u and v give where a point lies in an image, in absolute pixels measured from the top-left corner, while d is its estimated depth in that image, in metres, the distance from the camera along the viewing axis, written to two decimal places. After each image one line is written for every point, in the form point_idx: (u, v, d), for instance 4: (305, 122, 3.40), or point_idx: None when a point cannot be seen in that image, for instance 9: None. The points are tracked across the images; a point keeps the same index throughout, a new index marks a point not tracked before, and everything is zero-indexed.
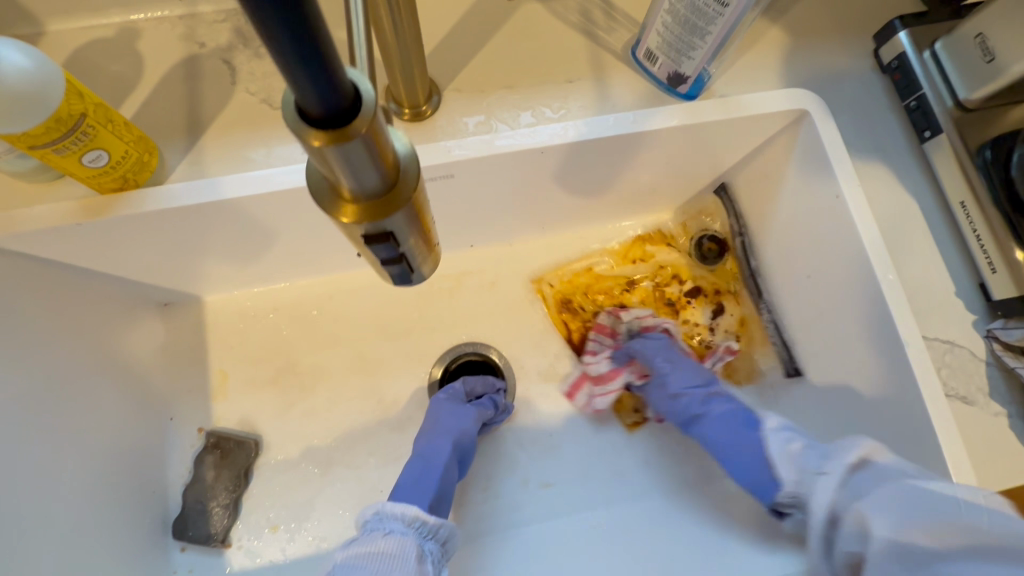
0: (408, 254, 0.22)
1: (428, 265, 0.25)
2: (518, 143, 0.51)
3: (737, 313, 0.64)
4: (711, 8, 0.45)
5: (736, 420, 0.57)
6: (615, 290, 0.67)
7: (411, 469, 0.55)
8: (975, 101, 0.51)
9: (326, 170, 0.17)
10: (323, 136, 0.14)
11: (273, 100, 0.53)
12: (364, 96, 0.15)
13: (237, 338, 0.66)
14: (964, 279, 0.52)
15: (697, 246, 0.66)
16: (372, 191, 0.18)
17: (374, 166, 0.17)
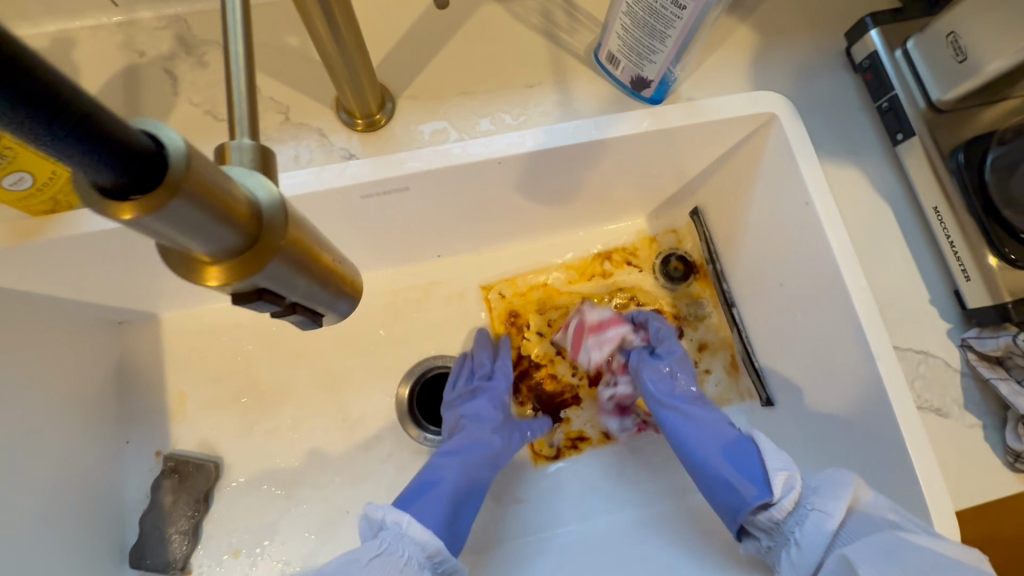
0: (301, 302, 0.21)
1: (339, 303, 0.24)
2: (474, 154, 0.49)
3: (696, 338, 0.64)
4: (669, 10, 0.43)
5: (734, 431, 0.57)
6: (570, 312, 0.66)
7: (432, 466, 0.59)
8: (948, 102, 0.49)
9: (162, 240, 0.15)
10: (135, 206, 0.14)
11: (218, 111, 0.50)
12: (172, 151, 0.14)
13: (196, 357, 0.63)
14: (939, 286, 0.50)
15: (662, 264, 0.66)
16: (229, 247, 0.17)
17: (217, 222, 0.16)
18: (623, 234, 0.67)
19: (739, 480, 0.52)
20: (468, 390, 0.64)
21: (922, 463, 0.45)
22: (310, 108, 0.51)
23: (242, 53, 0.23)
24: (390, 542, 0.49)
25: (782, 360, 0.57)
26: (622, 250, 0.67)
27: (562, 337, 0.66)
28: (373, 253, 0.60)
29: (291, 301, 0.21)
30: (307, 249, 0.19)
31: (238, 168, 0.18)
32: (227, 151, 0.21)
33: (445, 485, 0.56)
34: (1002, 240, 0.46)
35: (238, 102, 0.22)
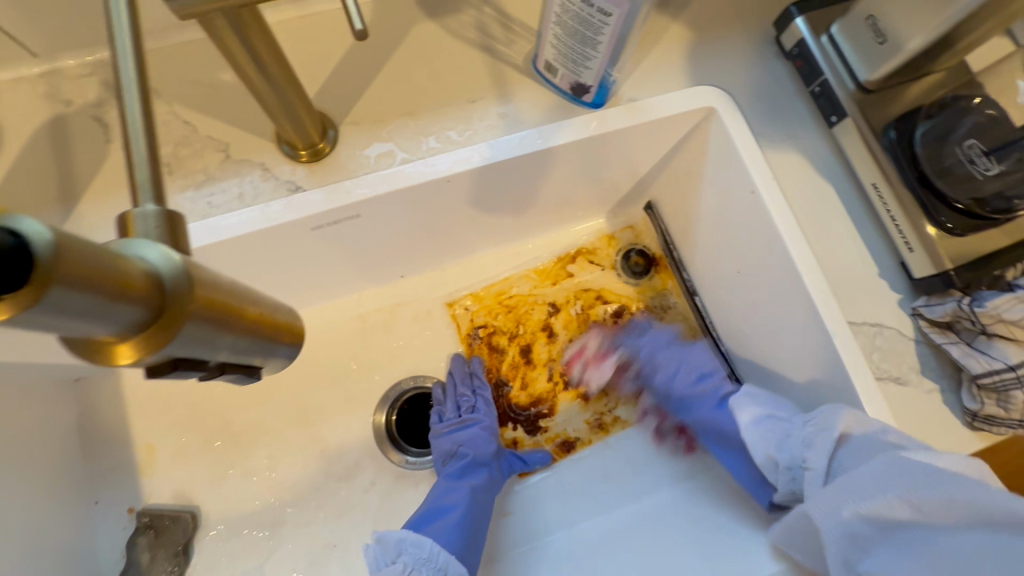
0: (229, 361, 0.21)
1: (278, 350, 0.24)
2: (423, 174, 0.49)
3: (663, 329, 0.66)
4: (596, 18, 0.43)
5: (716, 410, 0.60)
6: (538, 315, 0.67)
7: (437, 496, 0.58)
8: (875, 82, 0.51)
9: (57, 330, 0.15)
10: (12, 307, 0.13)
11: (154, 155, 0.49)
12: (33, 243, 0.13)
13: (161, 406, 0.62)
14: (886, 259, 0.52)
15: (623, 260, 0.68)
16: (133, 322, 0.16)
17: (112, 301, 0.15)
18: (583, 234, 0.68)
19: (728, 465, 0.57)
20: (460, 419, 0.63)
21: None
22: (249, 143, 0.50)
23: (137, 123, 0.23)
24: (412, 565, 0.51)
25: (746, 344, 0.59)
26: (583, 250, 0.68)
27: (531, 342, 0.66)
28: (334, 283, 0.59)
29: (219, 361, 0.21)
30: (225, 309, 0.19)
31: (132, 238, 0.18)
32: (132, 226, 0.21)
33: (455, 512, 0.56)
34: (939, 212, 0.48)
35: (136, 171, 0.22)
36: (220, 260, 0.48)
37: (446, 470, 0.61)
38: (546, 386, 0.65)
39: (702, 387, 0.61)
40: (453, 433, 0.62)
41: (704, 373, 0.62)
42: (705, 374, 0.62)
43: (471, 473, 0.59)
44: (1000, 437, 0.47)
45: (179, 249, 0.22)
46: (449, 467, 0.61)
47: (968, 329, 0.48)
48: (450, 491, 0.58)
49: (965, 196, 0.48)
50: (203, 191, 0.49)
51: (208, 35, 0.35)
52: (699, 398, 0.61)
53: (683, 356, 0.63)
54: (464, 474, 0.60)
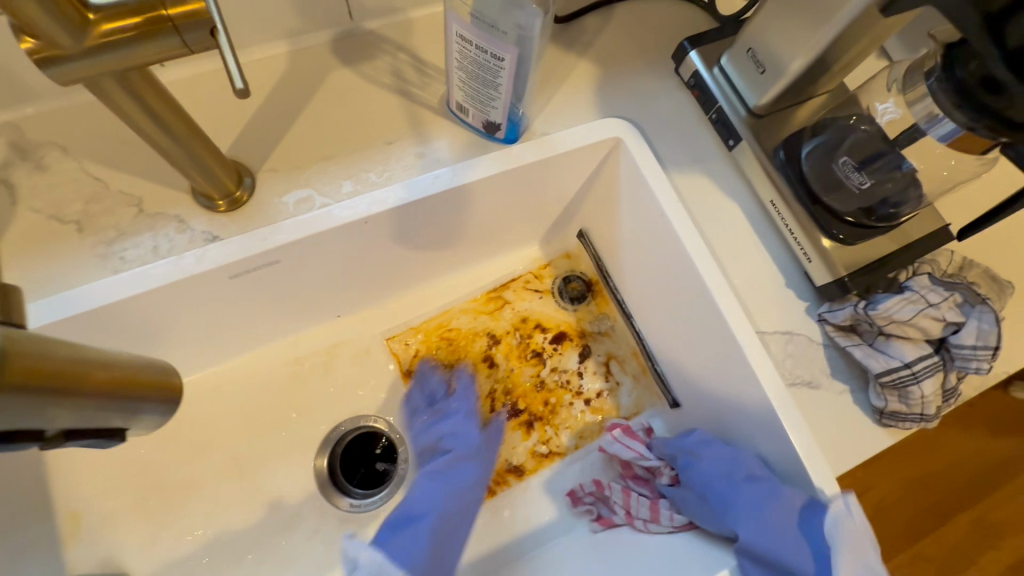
0: (72, 427, 0.23)
1: (139, 410, 0.26)
2: (339, 218, 0.50)
3: (603, 353, 0.67)
4: (491, 63, 0.45)
5: (790, 544, 0.44)
6: (478, 346, 0.67)
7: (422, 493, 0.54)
8: (764, 106, 0.55)
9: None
10: None
11: (65, 215, 0.49)
12: None
13: (85, 470, 0.58)
14: (791, 271, 0.55)
15: (560, 288, 0.69)
16: None
17: None
18: (519, 264, 0.70)
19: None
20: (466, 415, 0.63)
21: (801, 441, 0.48)
22: (164, 196, 0.50)
23: None
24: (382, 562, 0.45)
25: (676, 361, 0.60)
26: (520, 279, 0.69)
27: (473, 373, 0.66)
28: (265, 328, 0.59)
29: (65, 428, 0.23)
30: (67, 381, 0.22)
31: None
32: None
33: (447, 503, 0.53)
34: (833, 225, 0.52)
35: None
36: (135, 314, 0.48)
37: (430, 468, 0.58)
38: (489, 417, 0.65)
39: (773, 538, 0.44)
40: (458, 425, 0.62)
41: (743, 483, 0.48)
42: (733, 471, 0.49)
43: (462, 465, 0.58)
44: (906, 431, 0.50)
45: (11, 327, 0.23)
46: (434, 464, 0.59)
47: (869, 330, 0.51)
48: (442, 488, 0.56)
49: (853, 209, 0.52)
50: (117, 246, 0.48)
51: (105, 104, 0.36)
52: (777, 511, 0.45)
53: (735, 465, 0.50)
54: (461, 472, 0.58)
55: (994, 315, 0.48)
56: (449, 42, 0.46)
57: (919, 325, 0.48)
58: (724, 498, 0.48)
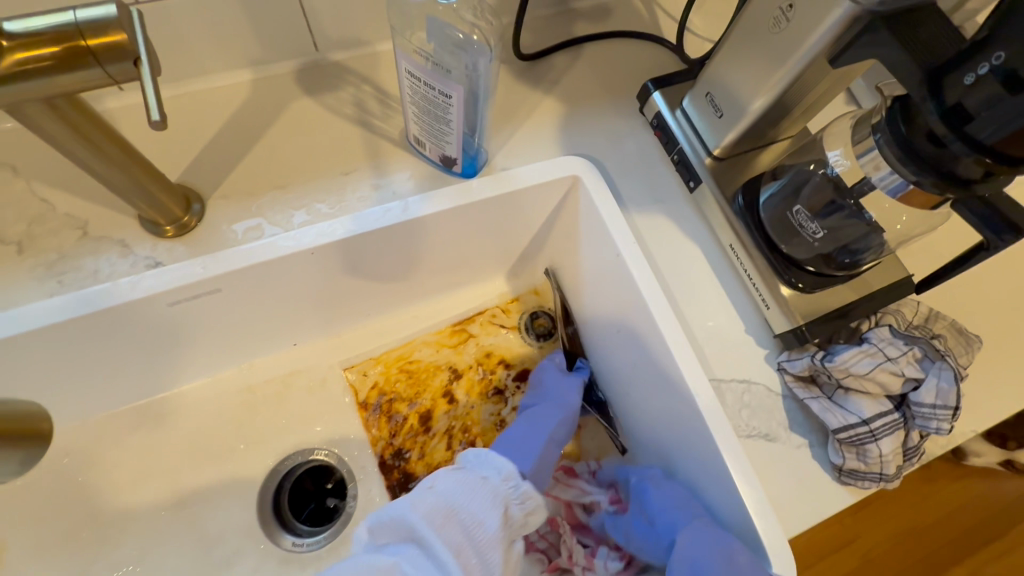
0: None
1: None
2: (287, 248, 0.49)
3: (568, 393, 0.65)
4: (440, 100, 0.45)
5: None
6: (435, 381, 0.65)
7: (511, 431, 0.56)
8: (724, 150, 0.54)
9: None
10: None
11: (7, 235, 0.48)
12: None
13: (19, 495, 0.56)
14: (751, 317, 0.54)
15: (527, 323, 0.68)
16: None
17: None
18: (485, 297, 0.68)
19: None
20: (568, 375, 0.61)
21: (755, 501, 0.45)
22: (110, 219, 0.50)
23: None
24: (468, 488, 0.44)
25: (634, 405, 0.58)
26: (485, 313, 0.68)
27: (433, 410, 0.64)
28: (214, 355, 0.58)
29: None
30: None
31: None
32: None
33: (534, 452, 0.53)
34: (792, 273, 0.51)
35: None
36: (67, 339, 0.47)
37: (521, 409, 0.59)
38: (445, 456, 0.62)
39: None
40: (560, 381, 0.61)
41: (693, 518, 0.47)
42: (686, 506, 0.49)
43: (545, 419, 0.57)
44: (866, 490, 0.48)
45: None
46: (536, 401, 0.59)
47: (828, 383, 0.49)
48: (553, 424, 0.56)
49: (814, 257, 0.50)
50: (56, 269, 0.47)
51: (38, 132, 0.36)
52: (722, 556, 0.44)
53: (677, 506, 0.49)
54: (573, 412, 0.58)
55: (954, 372, 0.46)
56: (399, 78, 0.46)
57: (878, 379, 0.47)
58: (670, 525, 0.48)
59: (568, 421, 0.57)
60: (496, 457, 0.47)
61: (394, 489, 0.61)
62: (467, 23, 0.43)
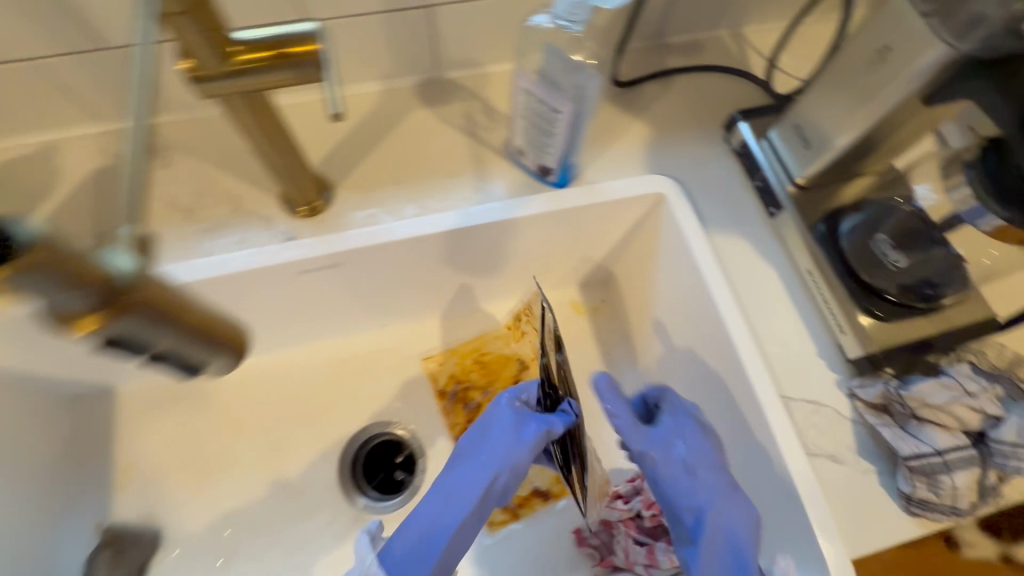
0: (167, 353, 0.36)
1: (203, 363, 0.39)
2: (399, 235, 0.56)
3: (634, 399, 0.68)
4: (550, 113, 0.51)
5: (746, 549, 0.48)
6: (506, 374, 0.70)
7: (422, 512, 0.51)
8: (808, 179, 0.57)
9: (47, 301, 0.29)
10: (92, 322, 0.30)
11: (177, 205, 0.58)
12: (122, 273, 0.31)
13: (147, 427, 0.66)
14: (825, 341, 0.55)
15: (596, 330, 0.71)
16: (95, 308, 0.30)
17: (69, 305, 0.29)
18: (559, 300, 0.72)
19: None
20: (521, 431, 0.52)
21: (820, 516, 0.47)
22: (257, 198, 0.59)
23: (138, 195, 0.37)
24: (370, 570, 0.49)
25: None
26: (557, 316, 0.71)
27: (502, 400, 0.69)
28: (318, 325, 0.65)
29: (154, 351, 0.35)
30: (164, 311, 0.33)
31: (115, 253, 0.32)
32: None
33: (433, 552, 0.49)
34: (871, 301, 0.52)
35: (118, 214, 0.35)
36: (217, 295, 0.55)
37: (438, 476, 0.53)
38: None
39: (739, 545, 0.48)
40: (506, 441, 0.52)
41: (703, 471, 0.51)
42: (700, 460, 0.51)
43: (460, 495, 0.51)
44: (936, 522, 0.48)
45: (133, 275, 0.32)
46: (474, 456, 0.53)
47: (901, 412, 0.49)
48: (469, 508, 0.50)
49: (894, 287, 0.52)
50: (212, 236, 0.57)
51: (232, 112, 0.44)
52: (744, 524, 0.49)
53: (712, 465, 0.51)
54: (505, 474, 0.51)
55: None
56: (515, 93, 0.53)
57: (954, 412, 0.48)
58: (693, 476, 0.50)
59: (497, 485, 0.51)
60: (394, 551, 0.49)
61: None
62: (585, 50, 0.48)
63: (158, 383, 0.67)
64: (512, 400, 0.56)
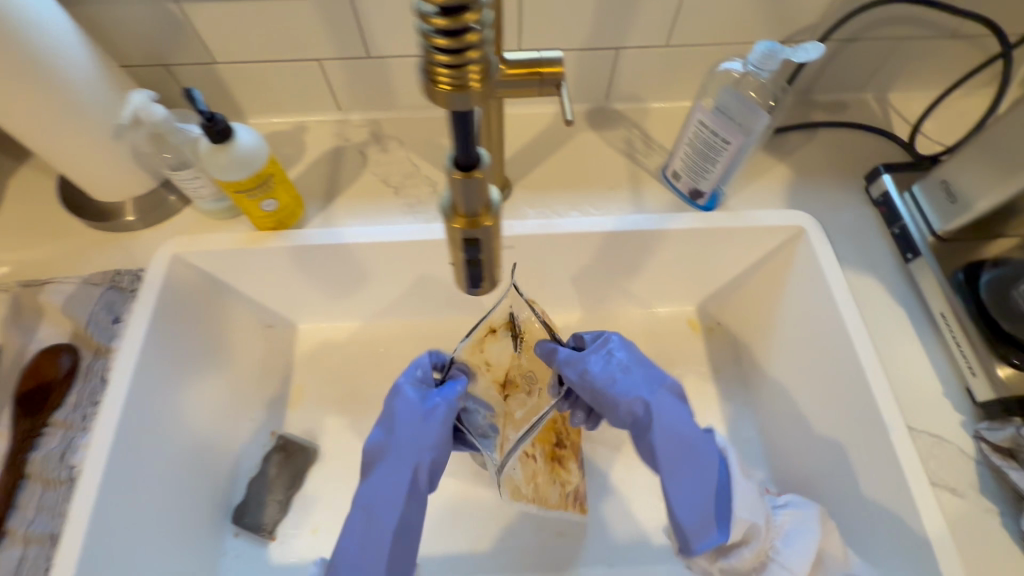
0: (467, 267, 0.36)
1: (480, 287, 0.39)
2: (566, 230, 0.66)
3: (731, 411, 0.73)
4: (718, 143, 0.60)
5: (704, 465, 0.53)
6: None
7: (348, 540, 0.51)
8: (948, 232, 0.61)
9: (455, 188, 0.30)
10: (460, 174, 0.29)
11: (389, 181, 0.71)
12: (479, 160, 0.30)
13: (318, 359, 0.75)
14: (951, 382, 0.59)
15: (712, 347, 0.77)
16: (472, 208, 0.31)
17: (470, 194, 0.30)
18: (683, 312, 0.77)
19: (686, 510, 0.51)
20: (426, 413, 0.54)
21: (936, 536, 0.50)
22: None
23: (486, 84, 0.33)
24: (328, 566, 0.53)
25: (808, 437, 0.64)
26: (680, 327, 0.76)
27: None
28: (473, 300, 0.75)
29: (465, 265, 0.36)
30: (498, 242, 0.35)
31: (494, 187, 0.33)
32: (436, 16, 0.22)
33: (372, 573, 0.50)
34: (1009, 349, 0.54)
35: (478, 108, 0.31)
36: (411, 258, 0.67)
37: (359, 494, 0.53)
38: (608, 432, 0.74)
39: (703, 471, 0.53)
40: (414, 436, 0.53)
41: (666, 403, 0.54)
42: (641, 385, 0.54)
43: (384, 509, 0.52)
44: None
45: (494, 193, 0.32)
46: (386, 459, 0.54)
47: None
48: (394, 517, 0.51)
49: None
50: (415, 209, 0.69)
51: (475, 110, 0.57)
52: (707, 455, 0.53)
53: (656, 373, 0.56)
54: (425, 465, 0.53)
55: None
56: (688, 124, 0.62)
57: None
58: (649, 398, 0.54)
59: (387, 463, 0.53)
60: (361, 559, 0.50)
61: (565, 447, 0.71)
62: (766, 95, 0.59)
63: (333, 324, 0.76)
64: (410, 382, 0.56)
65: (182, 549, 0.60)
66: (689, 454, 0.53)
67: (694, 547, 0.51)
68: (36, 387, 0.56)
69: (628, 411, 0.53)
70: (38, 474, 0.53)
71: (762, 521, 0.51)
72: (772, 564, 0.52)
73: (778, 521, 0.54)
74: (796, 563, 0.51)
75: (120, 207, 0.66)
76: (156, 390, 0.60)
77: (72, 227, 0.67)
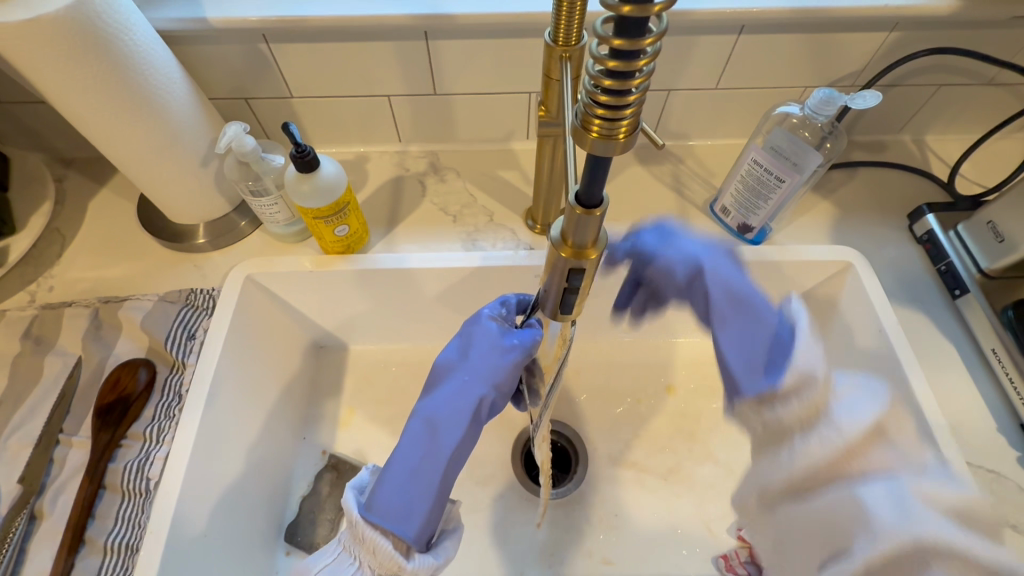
0: (558, 295, 0.38)
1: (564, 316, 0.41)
2: (620, 258, 0.68)
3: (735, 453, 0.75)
4: (772, 181, 0.62)
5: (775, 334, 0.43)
6: (668, 401, 0.78)
7: (403, 456, 0.43)
8: (996, 270, 0.63)
9: (572, 223, 0.32)
10: (582, 211, 0.31)
11: (448, 210, 0.75)
12: (603, 201, 0.32)
13: (370, 380, 0.76)
14: (1006, 419, 0.59)
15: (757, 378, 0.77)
16: (584, 241, 0.34)
17: (590, 229, 0.33)
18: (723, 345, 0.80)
19: (733, 351, 0.43)
20: (505, 347, 0.46)
21: None
22: (507, 215, 0.74)
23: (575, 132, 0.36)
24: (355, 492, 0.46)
25: None
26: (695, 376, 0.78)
27: (662, 423, 0.77)
28: None
29: (561, 295, 0.38)
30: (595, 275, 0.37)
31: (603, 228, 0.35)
32: (608, 77, 0.23)
33: (417, 498, 0.42)
34: None
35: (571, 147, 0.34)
36: (468, 285, 0.70)
37: (422, 405, 0.46)
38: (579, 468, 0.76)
39: (759, 324, 0.44)
40: (489, 361, 0.46)
41: (708, 254, 0.48)
42: (689, 243, 0.48)
43: (445, 429, 0.44)
44: None
45: (603, 233, 0.34)
46: (453, 378, 0.46)
47: None
48: (458, 441, 0.44)
49: None
50: (472, 237, 0.72)
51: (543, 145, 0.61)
52: (761, 310, 0.44)
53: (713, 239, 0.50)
54: (491, 397, 0.46)
55: None
56: (741, 162, 0.65)
57: None
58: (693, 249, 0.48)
59: (451, 394, 0.45)
60: (387, 493, 0.42)
61: (595, 481, 0.74)
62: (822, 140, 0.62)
63: (383, 347, 0.78)
64: (493, 316, 0.49)
65: (241, 565, 0.60)
66: (747, 310, 0.45)
67: (740, 390, 0.42)
68: (116, 400, 0.59)
69: (670, 274, 0.49)
70: (117, 485, 0.55)
71: (819, 370, 0.39)
72: (818, 422, 0.39)
73: (839, 382, 0.41)
74: (847, 425, 0.38)
75: (194, 229, 0.70)
76: (229, 404, 0.61)
77: (151, 248, 0.71)
